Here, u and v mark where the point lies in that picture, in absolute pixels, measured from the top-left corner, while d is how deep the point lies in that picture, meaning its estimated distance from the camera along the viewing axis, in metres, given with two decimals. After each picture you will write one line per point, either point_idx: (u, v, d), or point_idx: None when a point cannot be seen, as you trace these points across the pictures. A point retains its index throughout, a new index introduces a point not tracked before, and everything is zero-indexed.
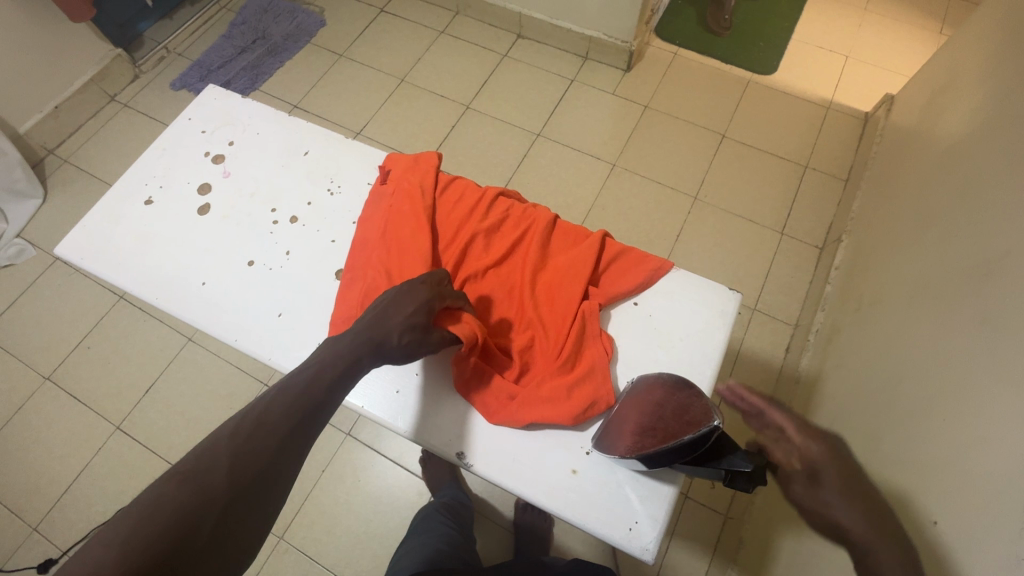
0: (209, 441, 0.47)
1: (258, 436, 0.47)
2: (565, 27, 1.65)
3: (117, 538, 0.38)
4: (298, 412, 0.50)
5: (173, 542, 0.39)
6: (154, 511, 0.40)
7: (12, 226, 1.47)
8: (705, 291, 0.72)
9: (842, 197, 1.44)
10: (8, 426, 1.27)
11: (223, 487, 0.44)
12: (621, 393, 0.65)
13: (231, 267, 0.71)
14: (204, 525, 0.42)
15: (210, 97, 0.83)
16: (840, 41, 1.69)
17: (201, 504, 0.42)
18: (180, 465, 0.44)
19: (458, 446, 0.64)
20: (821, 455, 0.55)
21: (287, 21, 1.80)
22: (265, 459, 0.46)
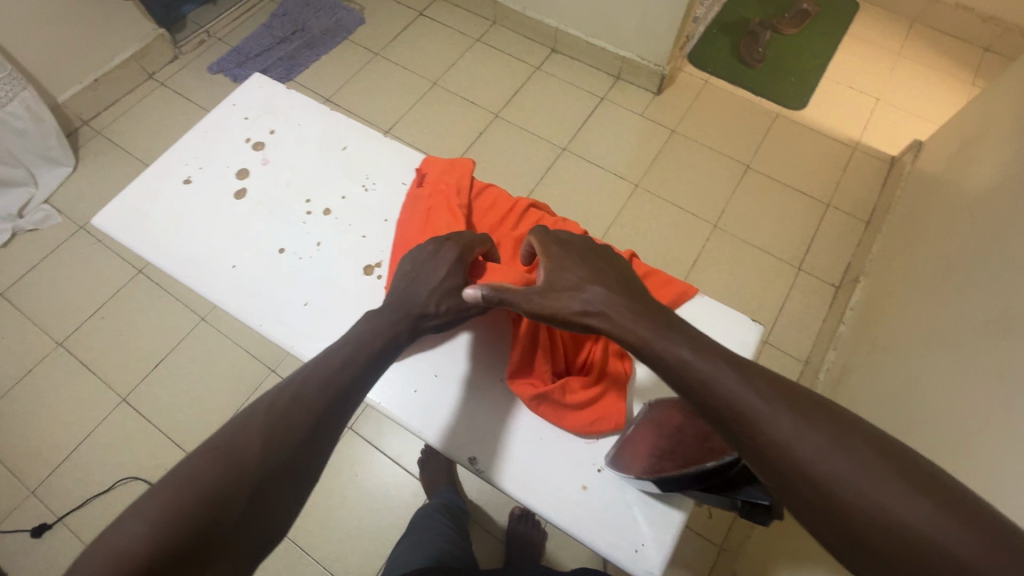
0: (243, 417, 0.52)
1: (288, 416, 0.52)
2: (599, 46, 1.66)
3: (156, 511, 0.44)
4: (328, 397, 0.55)
5: (206, 517, 0.45)
6: (189, 484, 0.46)
7: (41, 192, 1.49)
8: (728, 320, 0.72)
9: (862, 238, 1.44)
10: (16, 388, 1.28)
11: (254, 465, 0.48)
12: (635, 415, 0.65)
13: (262, 253, 0.72)
14: (235, 503, 0.46)
15: (255, 85, 0.84)
16: (871, 83, 1.70)
17: (233, 481, 0.47)
18: (218, 440, 0.50)
19: (471, 451, 0.64)
20: (556, 259, 0.64)
21: (327, 16, 1.84)
22: (293, 442, 0.51)
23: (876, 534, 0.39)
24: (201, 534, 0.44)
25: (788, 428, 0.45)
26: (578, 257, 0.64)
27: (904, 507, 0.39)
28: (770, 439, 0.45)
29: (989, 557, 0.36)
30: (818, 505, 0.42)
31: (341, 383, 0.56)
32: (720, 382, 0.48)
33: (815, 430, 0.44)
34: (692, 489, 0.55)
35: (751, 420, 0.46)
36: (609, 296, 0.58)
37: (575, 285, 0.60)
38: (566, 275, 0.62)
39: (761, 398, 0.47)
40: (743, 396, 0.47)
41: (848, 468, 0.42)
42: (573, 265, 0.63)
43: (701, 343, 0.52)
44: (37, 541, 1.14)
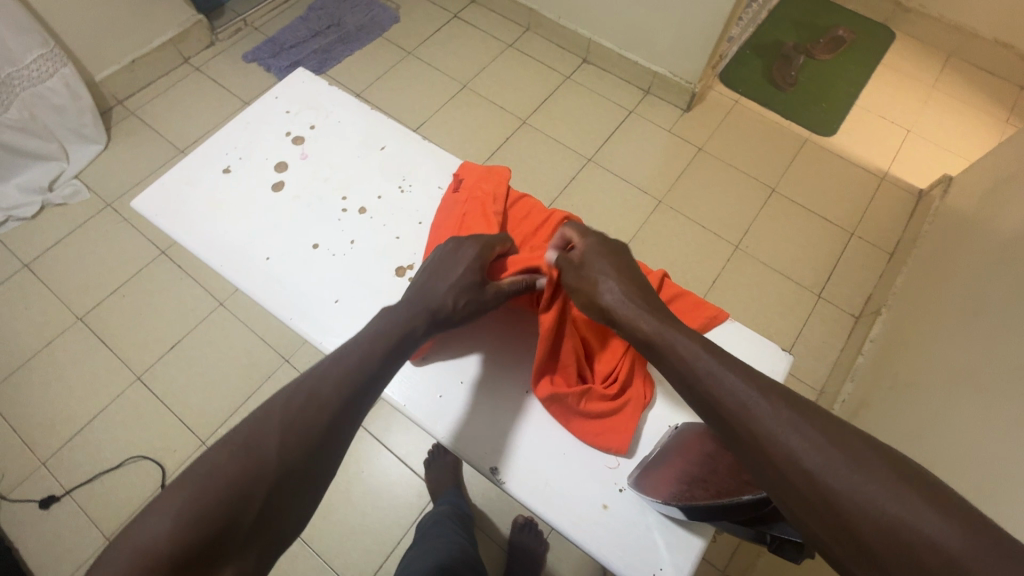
0: (259, 414, 0.52)
1: (306, 411, 0.52)
2: (632, 60, 1.67)
3: (176, 508, 0.44)
4: (348, 387, 0.55)
5: (226, 515, 0.45)
6: (207, 482, 0.46)
7: (72, 168, 1.52)
8: (757, 348, 0.72)
9: (886, 270, 1.43)
10: (33, 359, 1.30)
11: (272, 463, 0.48)
12: (660, 439, 0.64)
13: (296, 247, 0.72)
14: (254, 502, 0.46)
15: (298, 80, 0.85)
16: (903, 114, 1.69)
17: (251, 479, 0.47)
18: (236, 436, 0.50)
19: (493, 461, 0.64)
20: (591, 249, 0.67)
21: (363, 13, 1.86)
22: (314, 436, 0.51)
23: (865, 528, 0.40)
24: (222, 532, 0.44)
25: (781, 424, 0.46)
26: (611, 250, 0.67)
27: (894, 502, 0.40)
28: (764, 434, 0.46)
29: (979, 556, 0.36)
30: (807, 499, 0.43)
31: (358, 377, 0.56)
32: (725, 379, 0.51)
33: (810, 428, 0.46)
34: (723, 523, 0.52)
35: (746, 416, 0.48)
36: (632, 293, 0.62)
37: (604, 275, 0.64)
38: (597, 266, 0.65)
39: (758, 395, 0.48)
40: (741, 393, 0.49)
41: (839, 464, 0.43)
42: (605, 259, 0.66)
43: (712, 347, 0.54)
44: (45, 512, 1.15)
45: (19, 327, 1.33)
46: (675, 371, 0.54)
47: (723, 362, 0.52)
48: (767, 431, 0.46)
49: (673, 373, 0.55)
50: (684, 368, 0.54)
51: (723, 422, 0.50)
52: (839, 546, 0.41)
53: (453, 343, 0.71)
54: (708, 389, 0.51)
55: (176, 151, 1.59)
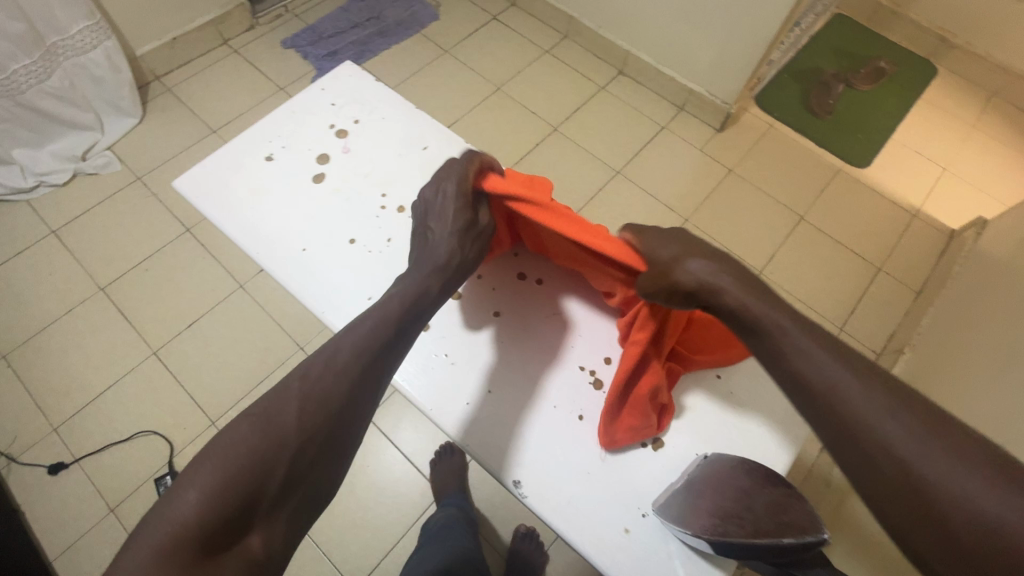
0: (280, 386, 0.54)
1: (325, 378, 0.54)
2: (669, 75, 1.66)
3: (203, 482, 0.47)
4: (364, 356, 0.56)
5: (250, 488, 0.48)
6: (230, 456, 0.48)
7: (106, 139, 1.53)
8: None
9: (912, 308, 1.40)
10: (53, 326, 1.31)
11: (291, 435, 0.51)
12: (689, 466, 0.64)
13: (333, 241, 0.72)
14: (276, 474, 0.49)
15: (346, 72, 0.85)
16: (940, 152, 1.66)
17: (271, 451, 0.50)
18: (257, 408, 0.52)
19: (516, 474, 0.64)
20: (653, 238, 0.63)
21: (403, 8, 1.86)
22: (335, 405, 0.53)
23: (955, 519, 0.43)
24: (248, 503, 0.48)
25: (874, 409, 0.48)
26: (672, 234, 0.64)
27: (985, 495, 0.43)
28: (858, 419, 0.48)
29: None
30: (894, 485, 0.46)
31: (376, 344, 0.57)
32: (815, 359, 0.52)
33: (904, 415, 0.48)
34: (750, 559, 0.53)
35: (837, 398, 0.50)
36: (716, 268, 0.59)
37: (675, 257, 0.61)
38: (667, 252, 0.61)
39: (852, 377, 0.50)
40: (831, 372, 0.51)
41: (931, 453, 0.46)
42: (671, 242, 0.62)
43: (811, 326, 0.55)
44: (53, 478, 1.16)
45: (42, 292, 1.35)
46: (763, 349, 0.55)
47: (813, 340, 0.53)
48: (859, 414, 0.48)
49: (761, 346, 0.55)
50: (773, 343, 0.54)
51: (813, 401, 0.51)
52: (923, 535, 0.44)
53: (484, 351, 0.71)
54: (796, 366, 0.53)
55: (209, 131, 1.60)
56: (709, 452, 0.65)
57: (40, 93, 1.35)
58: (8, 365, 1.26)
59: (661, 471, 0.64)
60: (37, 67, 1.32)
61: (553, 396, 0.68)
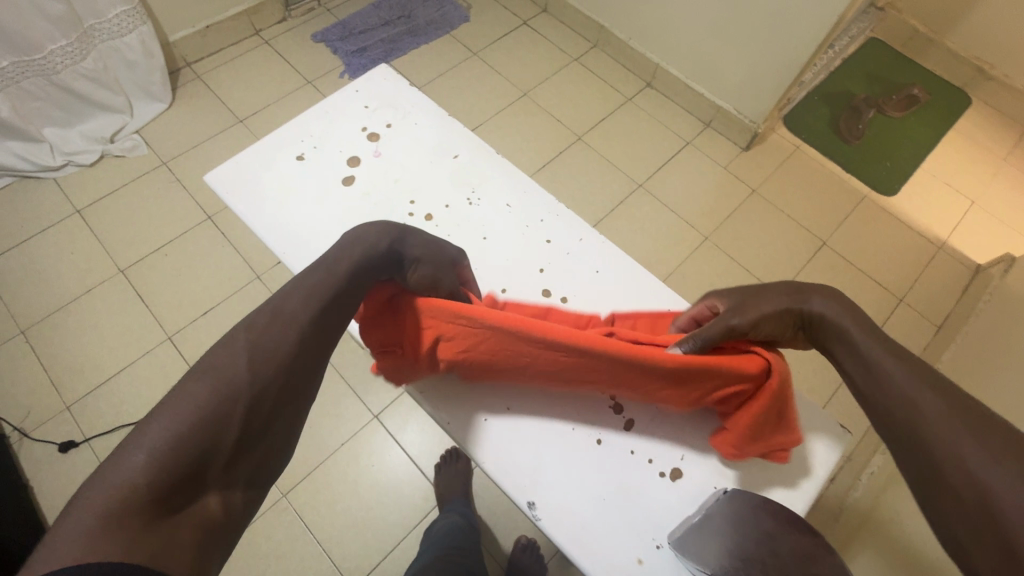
0: (222, 342, 0.52)
1: (270, 330, 0.53)
2: (697, 91, 1.64)
3: (154, 442, 0.43)
4: (314, 306, 0.56)
5: (202, 444, 0.45)
6: (181, 413, 0.46)
7: (135, 123, 1.55)
8: (812, 421, 0.69)
9: (931, 343, 1.38)
10: (71, 305, 1.33)
11: (245, 386, 0.49)
12: (708, 499, 0.63)
13: None
14: (231, 430, 0.47)
15: (381, 75, 0.86)
16: (970, 185, 1.63)
17: (224, 404, 0.48)
18: (208, 364, 0.49)
19: (531, 495, 0.63)
20: (727, 297, 0.65)
21: (434, 8, 1.86)
22: (284, 355, 0.53)
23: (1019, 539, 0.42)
24: (203, 463, 0.45)
25: (946, 424, 0.49)
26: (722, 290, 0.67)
27: None
28: (924, 438, 0.50)
29: None
30: (957, 500, 0.47)
31: (326, 295, 0.57)
32: (887, 371, 0.55)
33: (972, 433, 0.48)
34: None
35: (908, 412, 0.52)
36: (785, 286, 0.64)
37: (756, 293, 0.64)
38: (743, 296, 0.64)
39: (927, 393, 0.52)
40: (909, 388, 0.53)
41: (998, 468, 0.45)
42: (744, 291, 0.65)
43: (894, 348, 0.56)
44: (62, 455, 1.17)
45: (63, 271, 1.36)
46: (846, 360, 0.58)
47: (889, 357, 0.55)
48: (931, 429, 0.50)
49: (846, 357, 0.58)
50: (860, 353, 0.57)
51: (888, 415, 0.53)
52: (980, 549, 0.45)
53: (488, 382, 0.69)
54: (873, 379, 0.55)
55: (235, 120, 1.61)
56: (728, 487, 0.65)
57: (74, 74, 1.38)
58: (25, 340, 1.28)
59: (678, 501, 0.64)
60: (73, 48, 1.34)
61: (571, 418, 0.68)
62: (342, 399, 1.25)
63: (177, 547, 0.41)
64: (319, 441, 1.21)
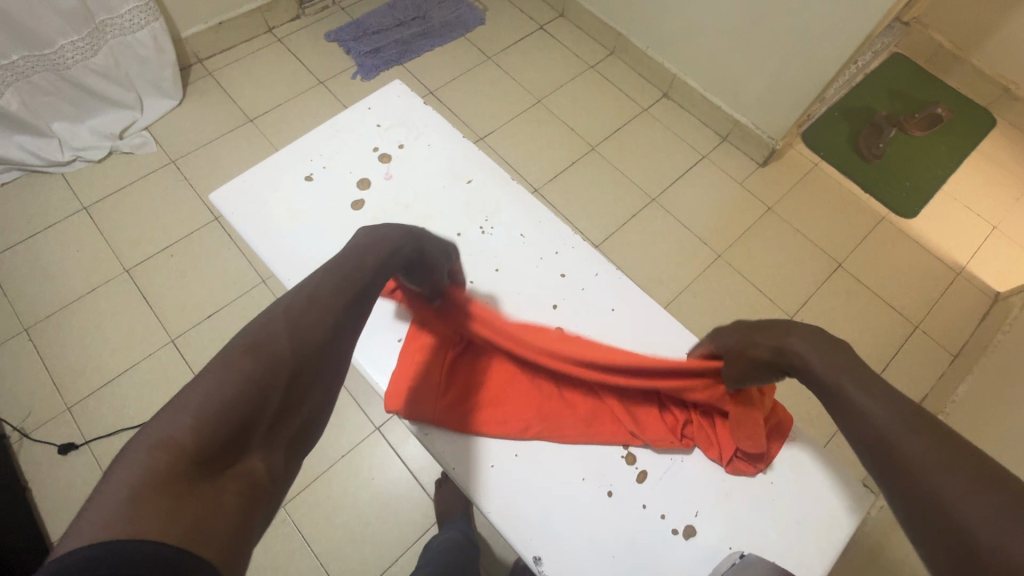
0: (263, 319, 0.52)
1: (308, 312, 0.53)
2: (715, 104, 1.61)
3: (195, 406, 0.43)
4: (348, 292, 0.57)
5: (248, 410, 0.45)
6: (224, 380, 0.45)
7: (144, 119, 1.54)
8: (834, 478, 0.68)
9: (946, 372, 1.35)
10: (75, 304, 1.31)
11: (285, 359, 0.49)
12: (721, 563, 0.63)
13: None
14: (272, 402, 0.48)
15: (394, 94, 0.88)
16: (991, 209, 1.59)
17: (269, 374, 0.48)
18: (244, 340, 0.49)
19: (537, 549, 0.63)
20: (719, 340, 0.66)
21: (450, 9, 1.83)
22: (323, 331, 0.53)
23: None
24: (249, 429, 0.45)
25: (929, 458, 0.46)
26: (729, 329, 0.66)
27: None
28: (909, 472, 0.47)
29: None
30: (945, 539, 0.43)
31: (355, 286, 0.57)
32: (875, 415, 0.52)
33: (956, 469, 0.45)
34: None
35: (891, 449, 0.49)
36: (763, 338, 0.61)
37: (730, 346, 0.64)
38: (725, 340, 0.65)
39: (906, 431, 0.49)
40: (888, 427, 0.50)
41: (982, 504, 0.42)
42: (733, 334, 0.64)
43: (873, 387, 0.54)
44: (62, 458, 1.16)
45: (69, 269, 1.35)
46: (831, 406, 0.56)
47: (876, 401, 0.53)
48: (917, 474, 0.46)
49: (830, 402, 0.56)
50: (840, 397, 0.55)
51: (873, 455, 0.51)
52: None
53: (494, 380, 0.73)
54: (855, 424, 0.53)
55: (245, 119, 1.60)
56: (745, 549, 0.64)
57: (85, 69, 1.36)
58: (29, 339, 1.27)
59: (691, 562, 0.63)
60: (84, 44, 1.32)
61: (581, 468, 0.68)
62: (344, 409, 1.24)
63: (221, 509, 0.40)
64: (320, 451, 1.19)
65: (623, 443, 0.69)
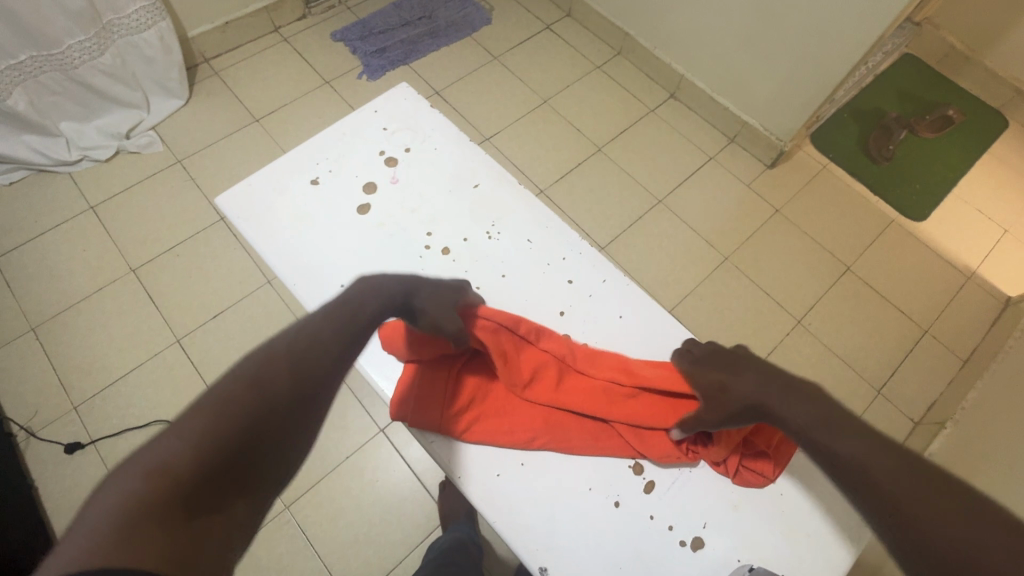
0: (267, 352, 0.55)
1: (310, 350, 0.56)
2: (723, 105, 1.60)
3: (191, 440, 0.46)
4: (348, 330, 0.59)
5: (235, 447, 0.47)
6: (220, 415, 0.48)
7: (151, 118, 1.54)
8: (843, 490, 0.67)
9: (955, 377, 1.33)
10: (82, 303, 1.32)
11: (281, 398, 0.52)
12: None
13: None
14: (263, 441, 0.50)
15: (401, 96, 0.88)
16: (1003, 212, 1.58)
17: (264, 413, 0.50)
18: (244, 372, 0.52)
19: (543, 560, 0.63)
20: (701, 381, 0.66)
21: (456, 8, 1.82)
22: (321, 371, 0.56)
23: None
24: (237, 469, 0.48)
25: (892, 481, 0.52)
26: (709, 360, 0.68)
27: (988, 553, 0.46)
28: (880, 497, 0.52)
29: None
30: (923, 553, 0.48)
31: (355, 324, 0.60)
32: (841, 450, 0.55)
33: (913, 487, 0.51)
34: None
35: (862, 478, 0.53)
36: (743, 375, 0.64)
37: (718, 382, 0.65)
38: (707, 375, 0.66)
39: (868, 457, 0.54)
40: (855, 458, 0.54)
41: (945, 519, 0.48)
42: (712, 375, 0.66)
43: (835, 421, 0.57)
44: (68, 457, 1.16)
45: (75, 268, 1.36)
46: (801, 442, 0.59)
47: (843, 438, 0.56)
48: (890, 499, 0.51)
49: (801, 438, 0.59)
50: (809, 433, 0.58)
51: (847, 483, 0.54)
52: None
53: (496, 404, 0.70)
54: (826, 457, 0.56)
55: (252, 119, 1.59)
56: (754, 562, 0.64)
57: (92, 69, 1.36)
58: (35, 338, 1.27)
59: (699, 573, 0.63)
60: (90, 44, 1.32)
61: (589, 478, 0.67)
62: (349, 411, 1.24)
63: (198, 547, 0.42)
64: (324, 453, 1.19)
65: (631, 455, 0.68)
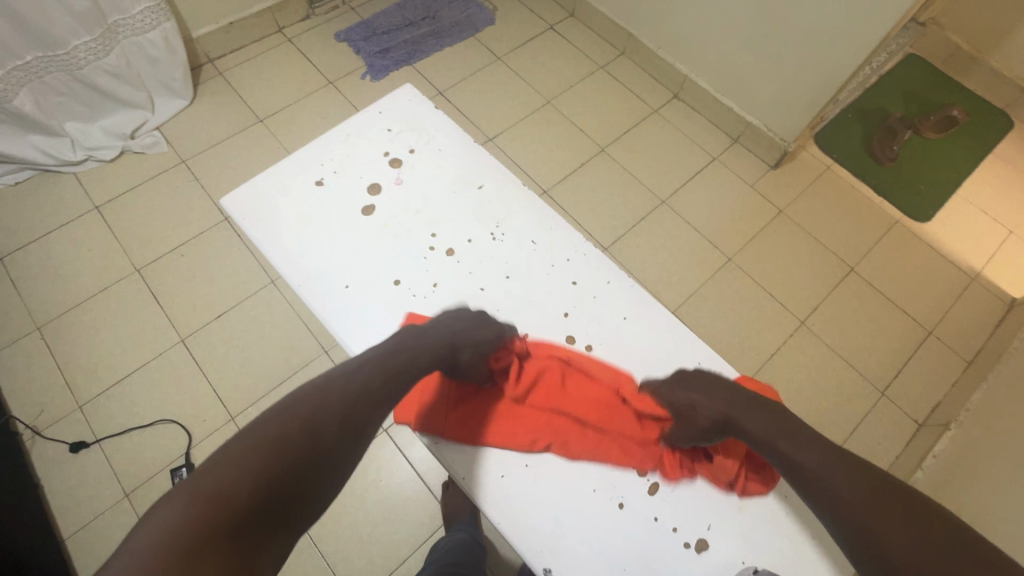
0: (319, 390, 0.57)
1: (357, 394, 0.58)
2: (726, 106, 1.59)
3: (247, 477, 0.48)
4: (389, 374, 0.62)
5: (283, 486, 0.50)
6: (275, 453, 0.50)
7: (155, 119, 1.54)
8: None
9: (959, 379, 1.33)
10: (87, 303, 1.33)
11: (328, 441, 0.54)
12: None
13: (379, 282, 0.75)
14: (309, 483, 0.52)
15: (406, 98, 0.88)
16: (1008, 213, 1.57)
17: (313, 456, 0.53)
18: (299, 409, 0.54)
19: (547, 561, 0.63)
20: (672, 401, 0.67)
21: (459, 9, 1.82)
22: (365, 416, 0.58)
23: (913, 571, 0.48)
24: (281, 504, 0.50)
25: (845, 485, 0.55)
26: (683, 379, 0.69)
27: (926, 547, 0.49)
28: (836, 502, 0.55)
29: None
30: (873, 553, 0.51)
31: (396, 367, 0.63)
32: (800, 459, 0.58)
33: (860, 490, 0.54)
34: None
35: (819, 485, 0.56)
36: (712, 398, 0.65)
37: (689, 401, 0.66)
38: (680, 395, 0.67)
39: (823, 464, 0.57)
40: (813, 466, 0.57)
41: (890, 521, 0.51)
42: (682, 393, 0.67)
43: (795, 432, 0.60)
44: (73, 455, 1.17)
45: (80, 268, 1.36)
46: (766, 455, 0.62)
47: (803, 448, 0.59)
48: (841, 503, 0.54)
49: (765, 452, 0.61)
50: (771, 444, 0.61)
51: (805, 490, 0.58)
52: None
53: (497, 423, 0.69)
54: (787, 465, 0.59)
55: (255, 119, 1.60)
56: (758, 565, 0.64)
57: (98, 70, 1.37)
58: (41, 337, 1.28)
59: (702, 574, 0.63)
60: (95, 44, 1.32)
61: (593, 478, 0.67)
62: None
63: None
64: None
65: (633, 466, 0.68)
